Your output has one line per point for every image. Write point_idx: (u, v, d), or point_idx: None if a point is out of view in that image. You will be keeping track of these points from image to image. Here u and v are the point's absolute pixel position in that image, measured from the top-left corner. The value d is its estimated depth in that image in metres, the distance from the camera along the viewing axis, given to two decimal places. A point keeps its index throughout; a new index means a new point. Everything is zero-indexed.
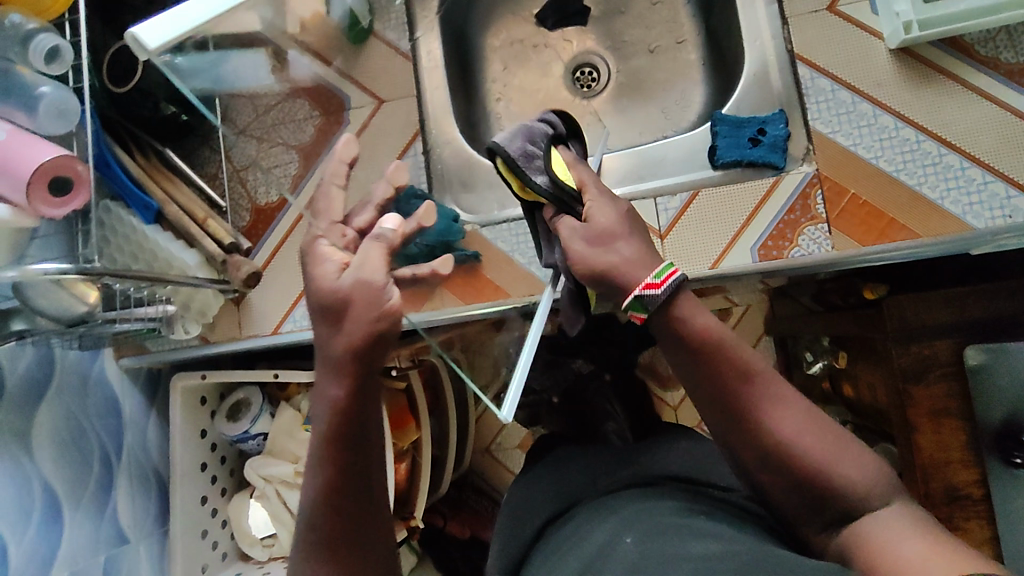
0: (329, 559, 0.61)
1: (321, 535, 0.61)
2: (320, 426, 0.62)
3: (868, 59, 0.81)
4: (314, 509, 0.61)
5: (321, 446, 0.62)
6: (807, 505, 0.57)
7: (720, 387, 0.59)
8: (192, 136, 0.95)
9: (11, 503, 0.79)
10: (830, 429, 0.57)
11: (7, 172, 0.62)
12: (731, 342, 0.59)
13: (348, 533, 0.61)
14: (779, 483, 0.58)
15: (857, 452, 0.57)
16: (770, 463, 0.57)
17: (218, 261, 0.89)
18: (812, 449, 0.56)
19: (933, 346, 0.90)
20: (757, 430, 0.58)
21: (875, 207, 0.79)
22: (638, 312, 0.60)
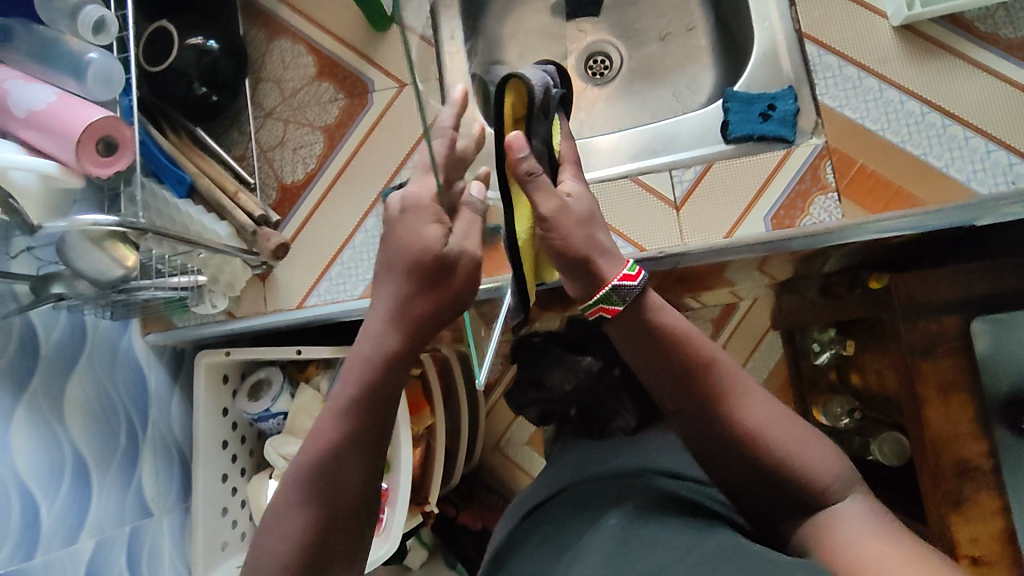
0: (311, 504, 0.60)
1: (311, 476, 0.60)
2: (353, 384, 0.63)
3: (874, 36, 0.85)
4: (319, 463, 0.61)
5: (349, 391, 0.63)
6: (771, 494, 0.63)
7: (694, 383, 0.64)
8: (221, 117, 1.01)
9: (45, 466, 0.80)
10: (794, 422, 0.63)
11: (58, 130, 0.65)
12: (697, 342, 0.64)
13: (341, 486, 0.61)
14: (745, 472, 0.63)
15: (818, 445, 0.63)
16: (737, 452, 0.63)
17: (248, 232, 0.92)
18: (778, 440, 0.62)
19: (941, 322, 0.93)
20: (728, 421, 0.63)
21: (884, 176, 0.82)
22: (610, 304, 0.64)
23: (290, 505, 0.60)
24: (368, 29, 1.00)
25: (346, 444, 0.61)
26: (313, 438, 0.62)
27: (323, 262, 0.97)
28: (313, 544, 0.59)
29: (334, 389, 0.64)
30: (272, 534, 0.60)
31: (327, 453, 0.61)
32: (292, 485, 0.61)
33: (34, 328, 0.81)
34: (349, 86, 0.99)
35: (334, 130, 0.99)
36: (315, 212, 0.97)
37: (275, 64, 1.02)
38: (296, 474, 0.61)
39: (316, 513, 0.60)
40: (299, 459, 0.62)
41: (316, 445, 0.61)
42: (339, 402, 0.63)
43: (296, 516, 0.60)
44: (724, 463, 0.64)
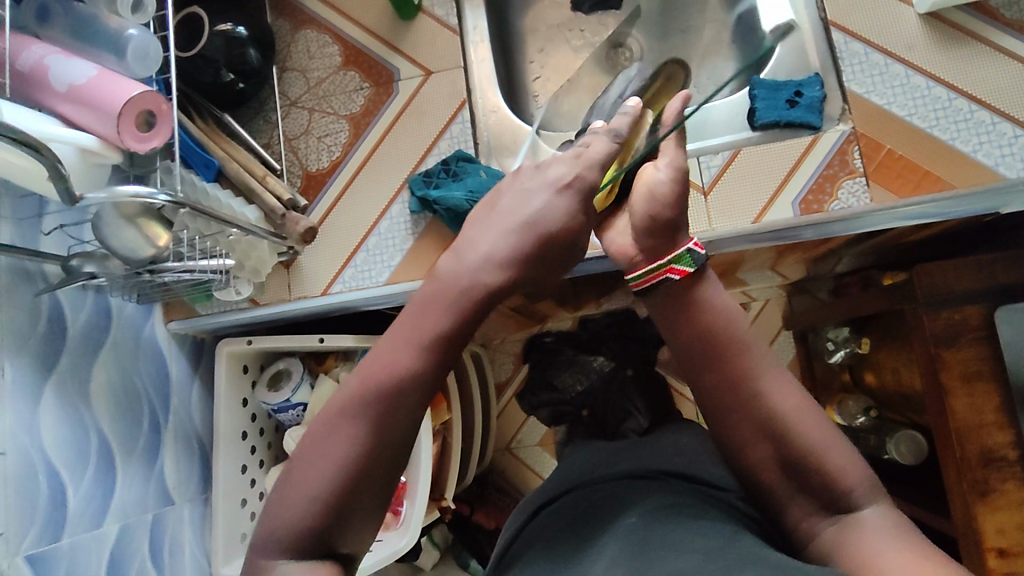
0: (363, 423, 0.58)
1: (372, 394, 0.59)
2: (441, 318, 0.61)
3: (899, 23, 0.86)
4: (384, 385, 0.59)
5: (434, 323, 0.61)
6: (793, 486, 0.62)
7: (727, 362, 0.64)
8: (246, 107, 1.01)
9: (71, 448, 0.79)
10: (825, 420, 0.62)
11: (99, 104, 0.65)
12: (734, 325, 0.65)
13: (385, 436, 0.59)
14: (763, 459, 0.63)
15: (845, 447, 0.62)
16: (757, 438, 0.63)
17: (278, 216, 0.91)
18: (804, 433, 0.61)
19: (964, 311, 0.93)
20: (759, 402, 0.63)
21: (911, 160, 0.83)
22: (683, 262, 0.65)
23: (326, 445, 0.58)
24: (395, 20, 1.01)
25: (399, 395, 0.59)
26: (363, 379, 0.60)
27: (348, 249, 0.97)
28: (347, 490, 0.57)
29: (393, 334, 0.61)
30: (303, 468, 0.58)
31: (389, 381, 0.59)
32: (333, 422, 0.59)
33: (63, 309, 0.80)
34: (376, 75, 1.00)
35: (360, 119, 1.00)
36: (343, 198, 0.97)
37: (300, 53, 1.03)
38: (339, 412, 0.59)
39: (364, 434, 0.58)
40: (342, 399, 0.59)
41: (365, 387, 0.59)
42: (399, 348, 0.60)
43: (332, 456, 0.58)
44: (745, 447, 0.63)
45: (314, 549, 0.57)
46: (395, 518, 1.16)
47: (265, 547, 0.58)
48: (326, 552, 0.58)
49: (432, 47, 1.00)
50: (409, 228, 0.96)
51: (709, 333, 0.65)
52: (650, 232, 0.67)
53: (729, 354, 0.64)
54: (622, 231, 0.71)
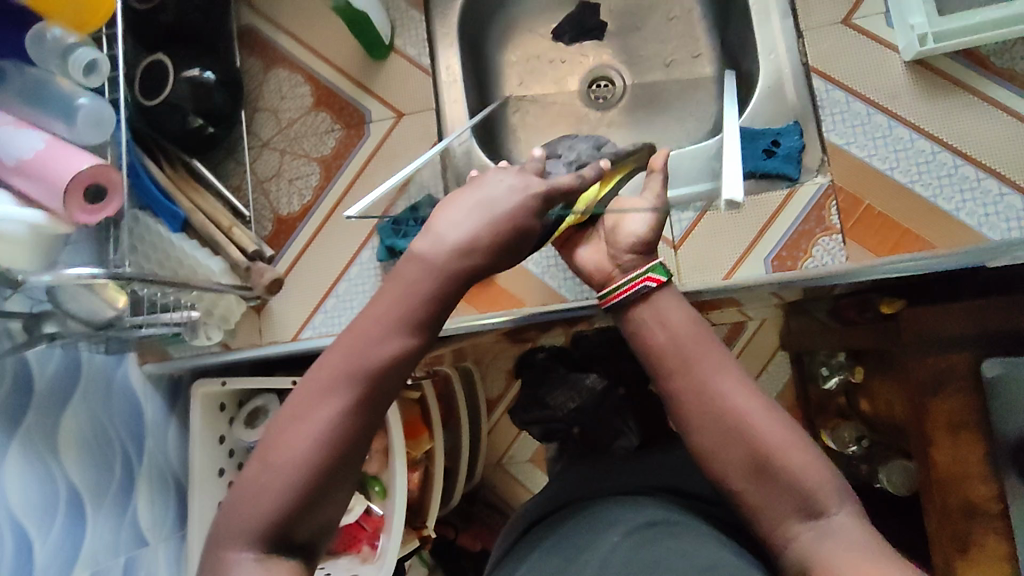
0: (344, 406, 0.58)
1: (356, 377, 0.59)
2: (421, 308, 0.61)
3: (884, 71, 0.82)
4: (367, 368, 0.59)
5: (417, 312, 0.61)
6: (758, 492, 0.58)
7: (692, 357, 0.62)
8: (218, 149, 1.00)
9: (39, 503, 0.80)
10: (785, 421, 0.59)
11: (46, 178, 0.65)
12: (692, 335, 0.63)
13: (359, 421, 0.59)
14: (727, 462, 0.59)
15: (807, 449, 0.58)
16: (722, 440, 0.59)
17: (242, 269, 0.92)
18: (767, 433, 0.58)
19: (951, 357, 0.85)
20: (721, 397, 0.60)
21: (889, 217, 0.80)
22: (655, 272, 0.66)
23: (295, 434, 0.58)
24: (367, 59, 0.99)
25: (372, 382, 0.59)
26: (343, 363, 0.59)
27: (318, 294, 0.96)
28: (317, 473, 0.57)
29: (367, 318, 0.61)
30: (268, 458, 0.58)
31: (371, 367, 0.59)
32: (306, 404, 0.59)
33: (29, 365, 0.81)
34: (348, 116, 0.99)
35: (331, 161, 0.98)
36: (314, 242, 0.97)
37: (273, 93, 1.02)
38: (311, 397, 0.59)
39: (346, 417, 0.58)
40: (312, 387, 0.59)
41: (339, 374, 0.59)
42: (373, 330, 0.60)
43: (302, 440, 0.57)
44: (712, 449, 0.60)
45: (276, 545, 0.56)
46: (372, 552, 1.15)
47: (227, 545, 0.56)
48: (287, 545, 0.57)
49: (404, 89, 0.98)
50: (379, 275, 0.95)
51: (671, 331, 0.63)
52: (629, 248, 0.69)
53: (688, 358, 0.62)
54: (597, 249, 0.73)
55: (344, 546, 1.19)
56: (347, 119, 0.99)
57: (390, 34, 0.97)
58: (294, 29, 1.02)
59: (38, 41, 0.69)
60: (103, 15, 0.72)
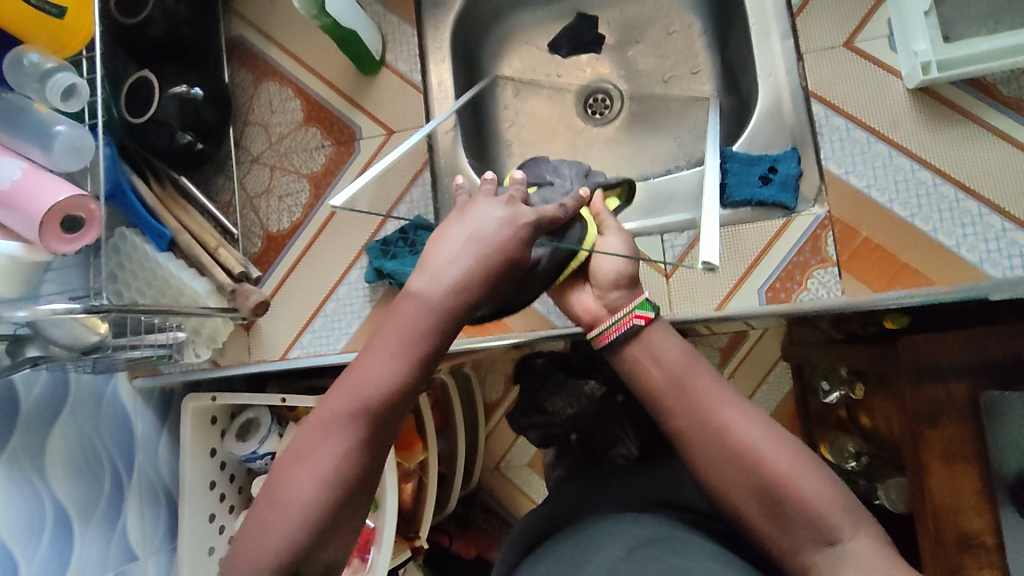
0: (352, 437, 0.54)
1: (362, 405, 0.54)
2: (422, 327, 0.56)
3: (886, 98, 0.79)
4: (372, 394, 0.55)
5: (419, 332, 0.56)
6: (770, 522, 0.52)
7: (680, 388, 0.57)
8: (208, 164, 0.99)
9: (24, 523, 0.81)
10: (787, 440, 0.54)
11: (19, 209, 0.64)
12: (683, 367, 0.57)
13: (373, 452, 0.55)
14: (733, 492, 0.53)
15: (818, 471, 0.52)
16: (728, 469, 0.53)
17: (228, 290, 0.90)
18: (774, 462, 0.52)
19: (949, 385, 0.81)
20: (713, 428, 0.54)
21: (887, 251, 0.78)
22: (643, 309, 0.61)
23: (301, 471, 0.53)
24: (357, 74, 0.98)
25: (378, 411, 0.55)
26: (348, 392, 0.55)
27: (307, 313, 0.95)
28: (331, 510, 0.53)
29: (378, 342, 0.57)
30: (275, 498, 0.53)
31: (376, 394, 0.55)
32: (317, 436, 0.54)
33: (15, 386, 0.81)
34: (338, 132, 0.97)
35: (320, 178, 0.97)
36: (303, 260, 0.96)
37: (263, 107, 1.00)
38: (322, 429, 0.54)
39: (353, 449, 0.54)
40: (318, 420, 0.55)
41: (345, 405, 0.55)
42: (387, 355, 0.56)
43: (313, 475, 0.53)
44: (716, 481, 0.54)
45: None
46: (363, 564, 1.12)
47: None
48: None
49: (393, 105, 0.96)
50: (367, 295, 0.94)
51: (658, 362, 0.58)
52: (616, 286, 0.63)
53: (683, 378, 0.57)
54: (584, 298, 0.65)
55: None
56: (338, 135, 0.98)
57: (380, 50, 0.96)
58: (287, 43, 1.00)
59: (15, 66, 0.68)
60: (82, 38, 0.71)
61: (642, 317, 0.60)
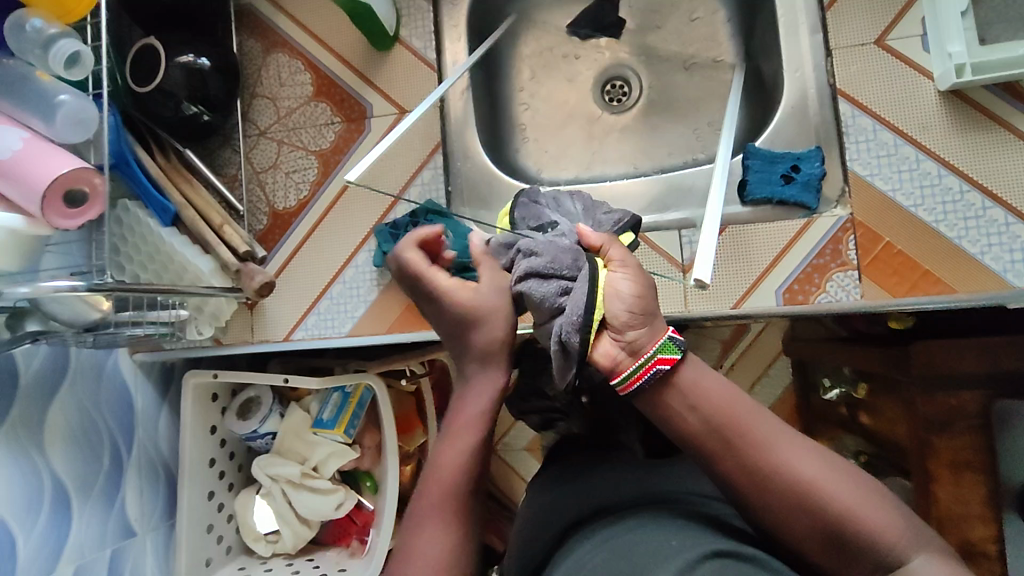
0: (452, 520, 0.60)
1: (454, 489, 0.61)
2: (481, 411, 0.66)
3: (916, 100, 0.77)
4: (459, 477, 0.62)
5: (482, 413, 0.66)
6: (841, 559, 0.51)
7: (732, 432, 0.53)
8: (214, 136, 0.96)
9: (22, 500, 0.80)
10: (845, 468, 0.52)
11: (23, 181, 0.62)
12: (730, 406, 0.53)
13: (467, 541, 0.61)
14: (763, 504, 0.52)
15: (881, 500, 0.51)
16: (754, 483, 0.52)
17: (232, 270, 0.88)
18: (840, 495, 0.50)
19: (961, 396, 0.79)
20: (773, 472, 0.51)
21: (910, 257, 0.76)
22: (669, 351, 0.54)
23: (416, 565, 0.58)
24: (369, 49, 0.94)
25: (465, 490, 0.62)
26: (439, 481, 0.62)
27: (311, 296, 0.94)
28: None
29: (451, 431, 0.65)
30: None
31: (463, 474, 0.62)
32: (415, 536, 0.60)
33: (15, 361, 0.80)
34: (349, 109, 0.95)
35: (329, 157, 0.95)
36: (310, 240, 0.94)
37: (271, 79, 0.97)
38: (423, 522, 0.60)
39: (455, 531, 0.60)
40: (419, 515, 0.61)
41: (440, 492, 0.61)
42: (466, 447, 0.63)
43: (426, 565, 0.58)
44: (784, 525, 0.52)
45: None
46: (362, 547, 1.11)
47: None
48: None
49: (405, 83, 0.94)
50: (375, 279, 0.93)
51: (700, 406, 0.54)
52: (632, 324, 0.55)
53: (697, 377, 0.55)
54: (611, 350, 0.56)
55: (335, 537, 1.14)
56: (348, 113, 0.95)
57: (394, 25, 0.92)
58: (298, 15, 0.97)
59: (17, 31, 0.65)
60: (88, 5, 0.68)
61: (668, 363, 0.54)
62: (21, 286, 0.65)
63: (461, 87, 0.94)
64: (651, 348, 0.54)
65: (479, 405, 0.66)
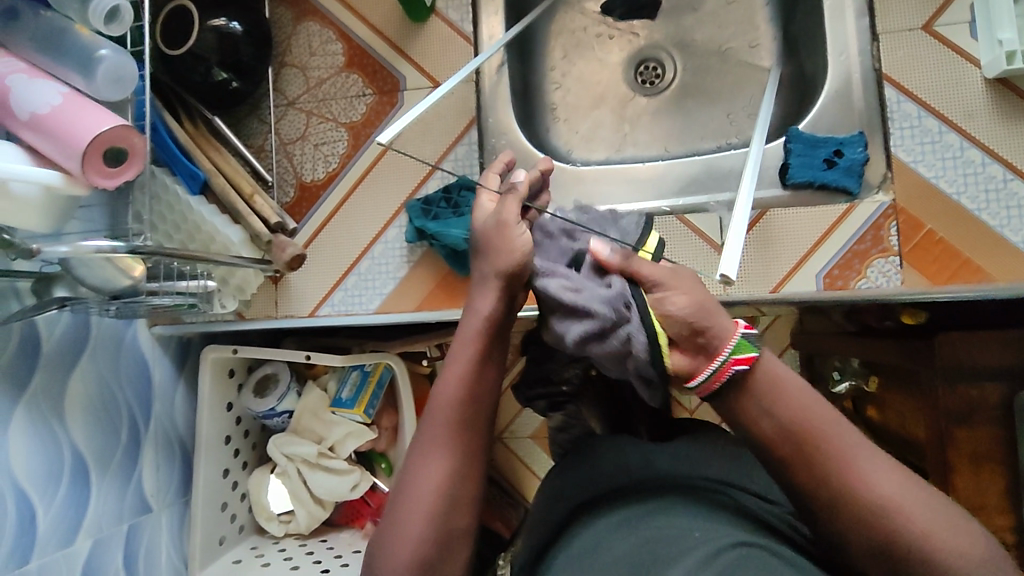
0: (446, 447, 0.60)
1: (449, 416, 0.61)
2: (475, 336, 0.64)
3: (961, 87, 0.77)
4: (453, 405, 0.61)
5: (476, 337, 0.64)
6: None
7: (809, 441, 0.50)
8: (242, 105, 0.94)
9: (42, 469, 0.78)
10: (926, 491, 0.49)
11: (62, 137, 0.59)
12: (811, 415, 0.50)
13: (470, 468, 0.61)
14: (830, 515, 0.50)
15: (961, 528, 0.48)
16: (822, 492, 0.50)
17: (263, 241, 0.86)
18: (916, 517, 0.48)
19: (983, 387, 0.78)
20: (846, 486, 0.49)
21: (952, 245, 0.76)
22: (743, 351, 0.51)
23: (412, 491, 0.59)
24: (404, 21, 0.93)
25: (461, 416, 0.61)
26: (436, 409, 0.62)
27: (338, 270, 0.92)
28: (443, 526, 0.58)
29: (450, 360, 0.64)
30: (392, 522, 0.59)
31: (458, 400, 0.61)
32: (415, 467, 0.60)
33: (37, 327, 0.77)
34: (380, 81, 0.93)
35: (360, 129, 0.93)
36: (341, 213, 0.92)
37: (301, 49, 0.95)
38: (420, 451, 0.60)
39: (450, 458, 0.60)
40: (417, 444, 0.61)
41: (435, 421, 0.61)
42: (464, 375, 0.62)
43: (422, 492, 0.58)
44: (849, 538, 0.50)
45: None
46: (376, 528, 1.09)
47: None
48: None
49: (441, 56, 0.93)
50: (405, 255, 0.91)
51: (776, 409, 0.51)
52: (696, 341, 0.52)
53: (775, 379, 0.52)
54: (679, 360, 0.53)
55: (349, 519, 1.12)
56: (380, 85, 0.93)
57: None
58: None
59: None
60: None
61: (745, 362, 0.51)
62: (59, 246, 0.63)
63: (496, 63, 0.93)
64: (726, 348, 0.51)
65: (474, 330, 0.64)
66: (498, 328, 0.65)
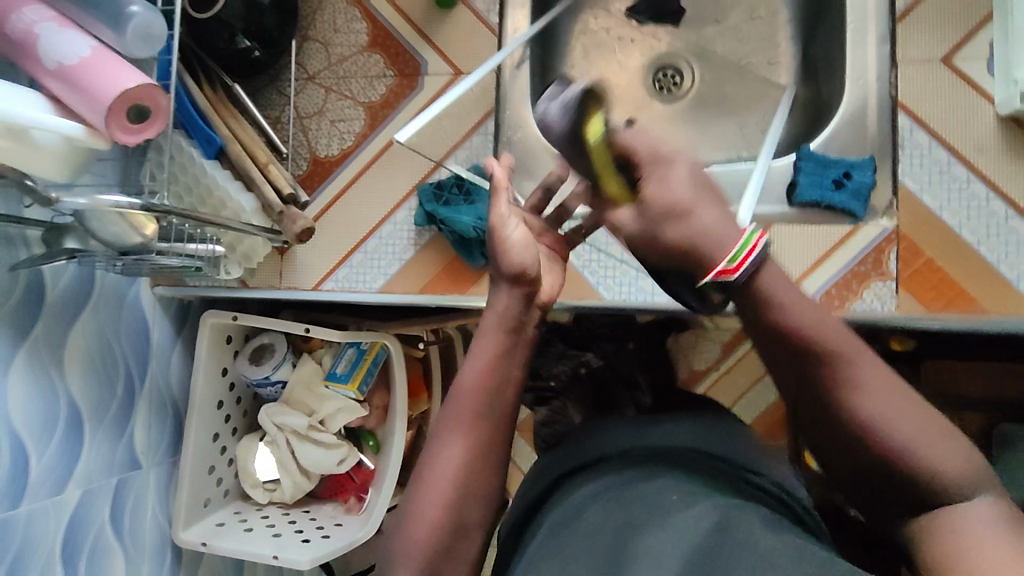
0: (463, 435, 0.60)
1: (466, 406, 0.61)
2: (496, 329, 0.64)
3: (973, 121, 0.79)
4: (471, 394, 0.61)
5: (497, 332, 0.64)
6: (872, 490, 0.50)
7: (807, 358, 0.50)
8: (261, 75, 0.95)
9: (38, 417, 0.79)
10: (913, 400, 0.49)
11: (88, 89, 0.60)
12: (806, 329, 0.50)
13: (486, 457, 0.61)
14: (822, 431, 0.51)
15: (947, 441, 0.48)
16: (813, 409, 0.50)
17: (275, 211, 0.86)
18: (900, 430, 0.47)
19: (963, 416, 0.94)
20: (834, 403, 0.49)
21: (950, 274, 0.78)
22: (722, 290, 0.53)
23: (430, 477, 0.59)
24: (431, 6, 0.94)
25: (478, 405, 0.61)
26: (455, 399, 0.62)
27: (345, 247, 0.93)
28: (456, 511, 0.58)
29: (473, 353, 0.64)
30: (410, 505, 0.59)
31: (475, 390, 0.62)
32: (435, 452, 0.61)
33: (42, 277, 0.78)
34: (402, 63, 0.94)
35: (377, 109, 0.94)
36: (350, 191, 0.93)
37: (326, 24, 0.96)
38: (439, 440, 0.61)
39: (466, 446, 0.60)
40: (436, 434, 0.62)
41: (454, 411, 0.62)
42: (486, 365, 0.62)
43: (438, 478, 0.59)
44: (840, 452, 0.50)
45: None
46: (358, 504, 1.11)
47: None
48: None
49: (465, 44, 0.93)
50: (411, 237, 0.92)
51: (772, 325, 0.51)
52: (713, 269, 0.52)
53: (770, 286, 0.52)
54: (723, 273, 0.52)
55: (332, 493, 1.14)
56: (402, 67, 0.94)
57: None
58: None
59: None
60: None
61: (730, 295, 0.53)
62: (77, 198, 0.64)
63: (517, 56, 0.94)
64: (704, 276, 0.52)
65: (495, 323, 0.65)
66: (515, 321, 0.65)
